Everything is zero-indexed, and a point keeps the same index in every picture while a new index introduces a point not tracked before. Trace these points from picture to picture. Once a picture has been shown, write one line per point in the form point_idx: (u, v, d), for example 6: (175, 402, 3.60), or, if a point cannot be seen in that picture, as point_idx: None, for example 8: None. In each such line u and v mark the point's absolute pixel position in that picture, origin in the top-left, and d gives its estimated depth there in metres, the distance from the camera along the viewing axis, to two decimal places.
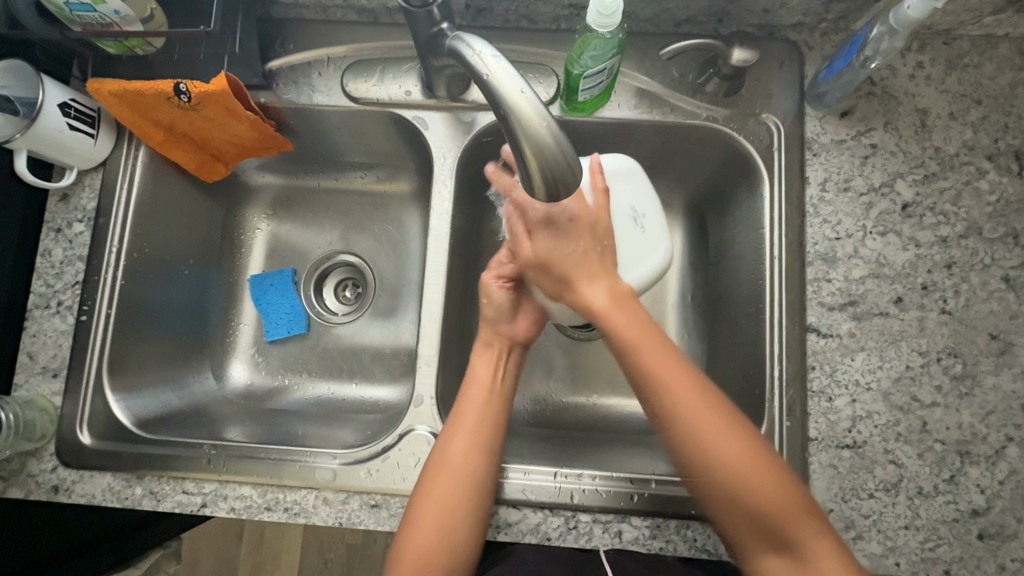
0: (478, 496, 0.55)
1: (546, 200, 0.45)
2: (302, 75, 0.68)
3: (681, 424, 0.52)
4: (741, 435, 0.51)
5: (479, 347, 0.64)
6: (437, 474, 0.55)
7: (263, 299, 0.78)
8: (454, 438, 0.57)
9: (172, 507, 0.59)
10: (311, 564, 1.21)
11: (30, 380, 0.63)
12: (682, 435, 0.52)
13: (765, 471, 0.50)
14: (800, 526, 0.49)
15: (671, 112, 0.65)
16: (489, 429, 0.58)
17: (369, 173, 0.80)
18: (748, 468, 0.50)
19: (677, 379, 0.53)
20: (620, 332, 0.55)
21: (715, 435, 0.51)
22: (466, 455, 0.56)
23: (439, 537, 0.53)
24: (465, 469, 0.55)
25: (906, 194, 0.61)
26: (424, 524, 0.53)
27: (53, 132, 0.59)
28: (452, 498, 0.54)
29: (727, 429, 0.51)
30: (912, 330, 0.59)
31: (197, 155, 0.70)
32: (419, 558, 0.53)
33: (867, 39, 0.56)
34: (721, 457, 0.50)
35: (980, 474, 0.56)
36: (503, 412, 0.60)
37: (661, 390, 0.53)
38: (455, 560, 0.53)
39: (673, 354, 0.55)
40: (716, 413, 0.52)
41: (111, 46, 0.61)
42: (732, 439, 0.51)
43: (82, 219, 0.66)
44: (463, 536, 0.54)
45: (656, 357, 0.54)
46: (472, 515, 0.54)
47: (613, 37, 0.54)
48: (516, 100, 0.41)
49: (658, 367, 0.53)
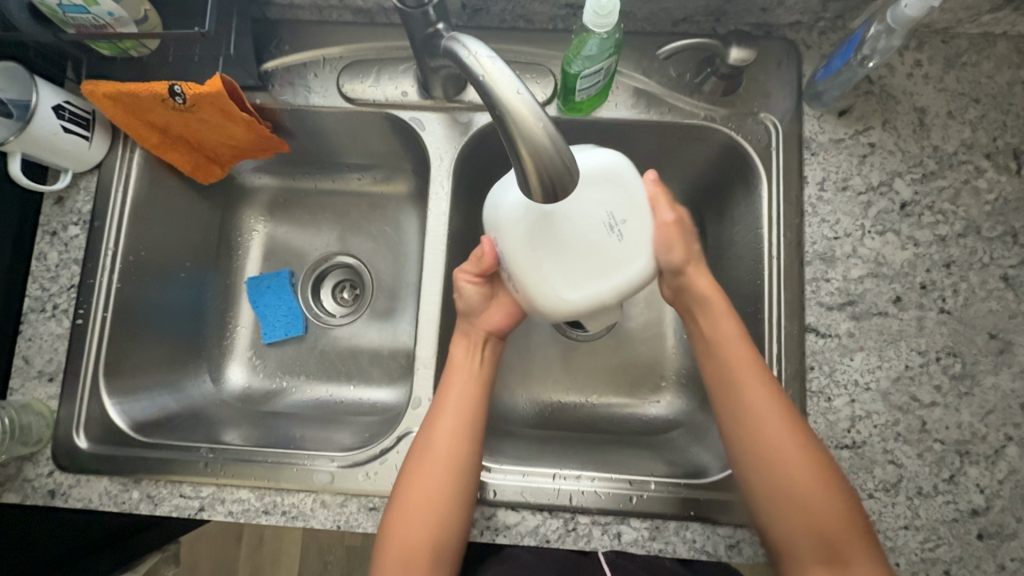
0: (461, 480, 0.55)
1: (543, 202, 0.44)
2: (298, 77, 0.67)
3: (754, 429, 0.53)
4: (811, 448, 0.52)
5: (457, 336, 0.63)
6: (418, 459, 0.55)
7: (260, 301, 0.78)
8: (434, 424, 0.57)
9: (169, 511, 0.59)
10: (311, 566, 1.21)
11: (26, 384, 0.62)
12: (754, 440, 0.53)
13: (828, 487, 0.51)
14: (852, 542, 0.49)
15: (669, 112, 0.65)
16: (469, 415, 0.57)
17: (366, 175, 0.80)
18: (814, 481, 0.51)
19: (750, 383, 0.54)
20: (716, 322, 0.58)
21: (785, 443, 0.52)
22: (446, 456, 0.55)
23: (423, 518, 0.53)
24: (443, 455, 0.55)
25: (905, 193, 0.61)
26: (406, 506, 0.54)
27: (48, 134, 0.59)
28: (433, 500, 0.53)
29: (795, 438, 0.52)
30: (911, 330, 0.59)
31: (193, 157, 0.69)
32: (405, 540, 0.53)
33: (865, 38, 0.55)
34: (789, 466, 0.51)
35: (979, 474, 0.56)
36: (483, 397, 0.59)
37: (737, 391, 0.55)
38: (442, 546, 0.53)
39: (757, 358, 0.56)
40: (791, 422, 0.53)
41: (105, 48, 0.61)
42: (800, 451, 0.52)
43: (77, 222, 0.66)
44: (449, 519, 0.54)
45: (737, 356, 0.56)
46: (455, 498, 0.54)
47: (610, 37, 0.54)
48: (512, 101, 0.41)
49: (738, 367, 0.55)
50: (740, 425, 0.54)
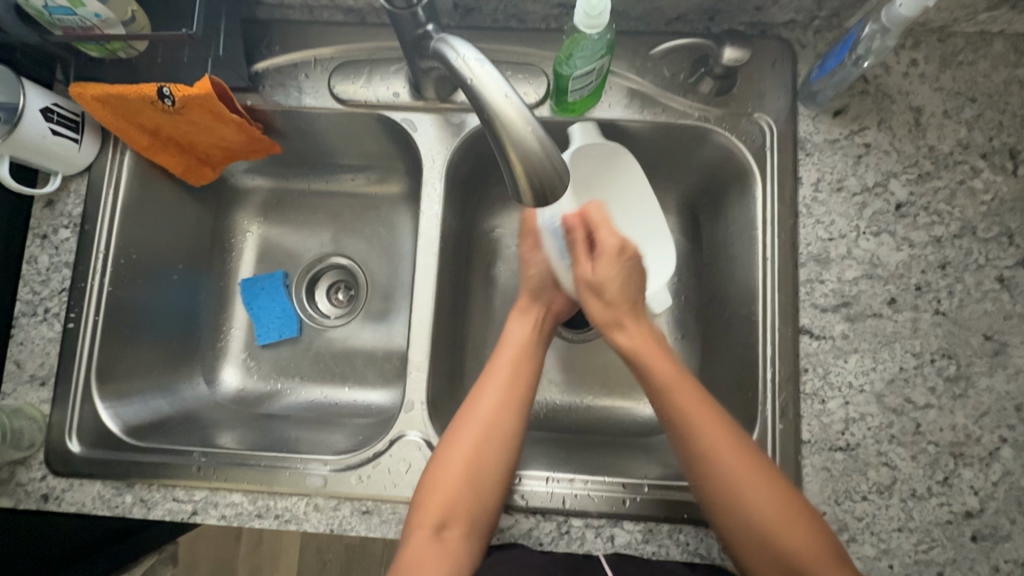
0: (502, 448, 0.56)
1: (533, 205, 0.44)
2: (289, 78, 0.67)
3: (721, 486, 0.52)
4: (776, 485, 0.51)
5: (519, 310, 0.65)
6: (464, 423, 0.57)
7: (254, 303, 0.78)
8: (482, 392, 0.59)
9: (163, 515, 0.59)
10: (310, 564, 1.21)
11: (19, 388, 0.62)
12: (718, 484, 0.53)
13: (799, 521, 0.50)
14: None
15: (663, 112, 0.65)
16: (518, 386, 0.60)
17: (360, 175, 0.80)
18: (784, 517, 0.50)
19: (710, 425, 0.54)
20: (655, 370, 0.58)
21: (746, 480, 0.51)
22: (479, 443, 0.56)
23: (463, 480, 0.54)
24: (493, 422, 0.57)
25: (900, 193, 0.60)
26: (449, 469, 0.55)
27: (36, 137, 0.58)
28: (462, 485, 0.54)
29: (758, 477, 0.52)
30: (905, 332, 0.58)
31: (184, 159, 0.69)
32: (443, 502, 0.54)
33: (860, 38, 0.55)
34: (753, 506, 0.51)
35: (973, 476, 0.56)
36: (533, 371, 0.61)
37: (694, 433, 0.54)
38: (477, 512, 0.54)
39: (706, 401, 0.56)
40: (754, 459, 0.52)
41: (93, 50, 0.60)
42: (765, 487, 0.51)
43: (68, 225, 0.65)
44: (485, 487, 0.55)
45: (687, 398, 0.56)
46: (495, 464, 0.56)
47: (602, 38, 0.53)
48: (500, 104, 0.40)
49: (689, 409, 0.55)
50: (705, 467, 0.53)
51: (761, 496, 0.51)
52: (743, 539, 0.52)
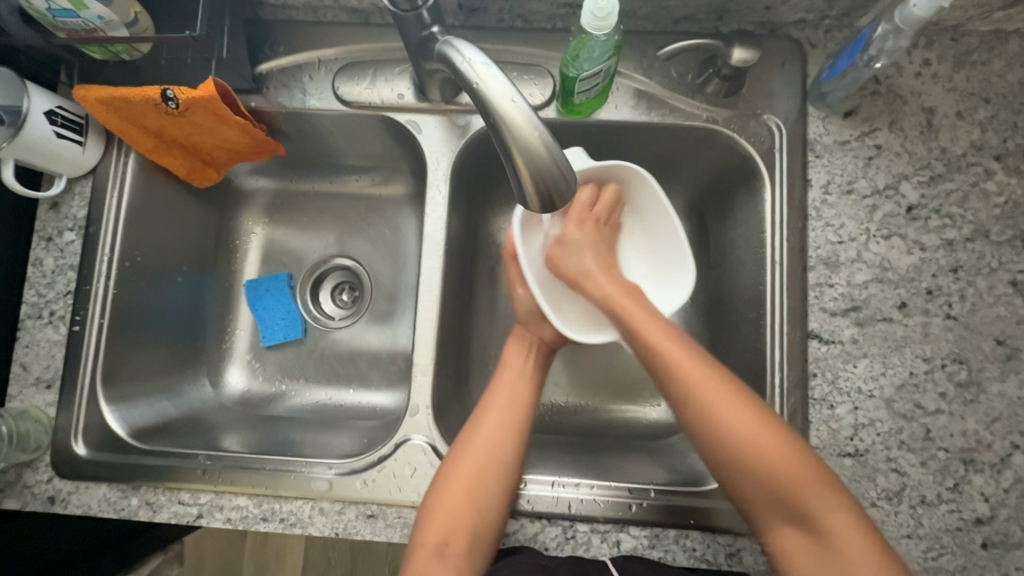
0: (507, 463, 0.57)
1: (541, 211, 0.43)
2: (293, 79, 0.66)
3: (703, 415, 0.52)
4: (759, 417, 0.51)
5: (516, 341, 0.66)
6: (469, 441, 0.57)
7: (258, 304, 0.78)
8: (487, 409, 0.60)
9: (168, 518, 0.59)
10: (315, 563, 1.21)
11: (25, 391, 0.62)
12: (696, 419, 0.52)
13: (782, 442, 0.50)
14: (819, 500, 0.48)
15: (670, 114, 0.64)
16: (523, 405, 0.61)
17: (365, 176, 0.79)
18: (767, 440, 0.50)
19: (684, 359, 0.54)
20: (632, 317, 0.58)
21: (721, 406, 0.51)
22: (483, 462, 0.56)
23: (469, 499, 0.54)
24: (496, 441, 0.57)
25: (911, 196, 0.59)
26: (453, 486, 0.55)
27: (40, 141, 0.58)
28: (467, 504, 0.54)
29: (735, 402, 0.51)
30: (916, 336, 0.57)
31: (188, 161, 0.68)
32: (447, 518, 0.54)
33: (872, 38, 0.54)
34: (733, 433, 0.51)
35: (984, 482, 0.55)
36: (534, 393, 0.62)
37: (667, 370, 0.54)
38: (482, 528, 0.54)
39: (676, 334, 0.56)
40: (730, 386, 0.52)
41: (97, 52, 0.60)
42: (744, 414, 0.51)
43: (73, 227, 0.65)
44: (490, 504, 0.55)
45: (659, 339, 0.55)
46: (499, 481, 0.56)
47: (610, 39, 0.53)
48: (507, 109, 0.40)
49: (662, 346, 0.55)
50: (683, 399, 0.53)
51: (738, 420, 0.51)
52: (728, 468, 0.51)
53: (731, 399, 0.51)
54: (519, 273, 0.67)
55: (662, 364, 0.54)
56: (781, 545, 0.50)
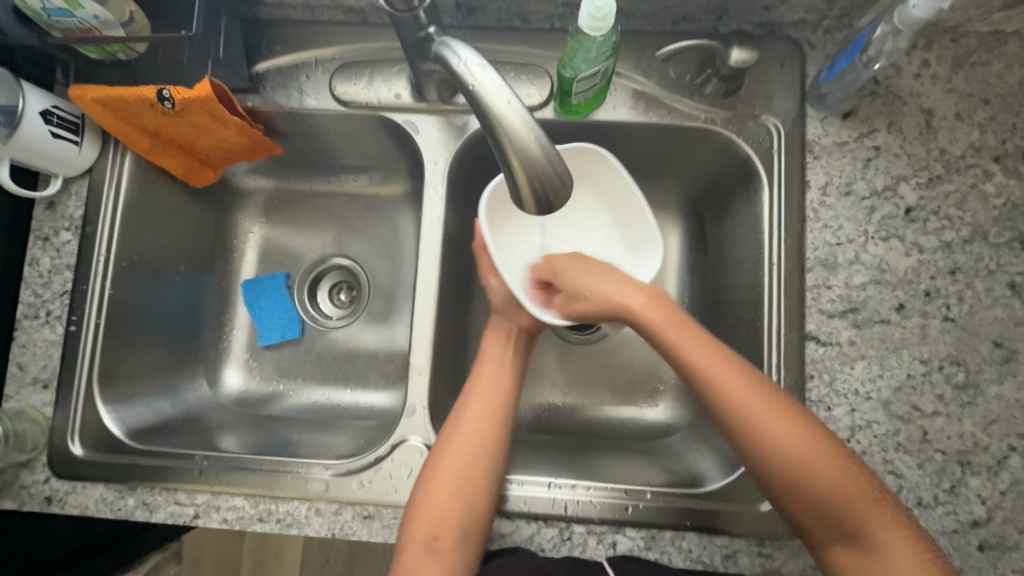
0: (491, 458, 0.56)
1: (537, 212, 0.43)
2: (290, 79, 0.66)
3: (750, 429, 0.51)
4: (806, 432, 0.50)
5: (494, 330, 0.66)
6: (453, 435, 0.57)
7: (256, 304, 0.77)
8: (469, 403, 0.60)
9: (165, 518, 0.59)
10: (314, 562, 1.21)
11: (21, 391, 0.62)
12: (742, 434, 0.52)
13: (829, 455, 0.50)
14: (870, 515, 0.48)
15: (668, 114, 0.64)
16: (502, 397, 0.60)
17: (362, 176, 0.79)
18: (818, 458, 0.49)
19: (732, 378, 0.53)
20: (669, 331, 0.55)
21: (767, 421, 0.51)
22: (467, 457, 0.56)
23: (456, 496, 0.54)
24: (480, 434, 0.57)
25: (910, 197, 0.59)
26: (439, 480, 0.55)
27: (36, 140, 0.58)
28: (453, 500, 0.54)
29: (782, 417, 0.51)
30: (914, 338, 0.57)
31: (185, 160, 0.68)
32: (435, 515, 0.54)
33: (871, 39, 0.54)
34: (783, 451, 0.50)
35: (981, 484, 0.55)
36: (515, 383, 0.62)
37: (711, 386, 0.53)
38: (472, 522, 0.54)
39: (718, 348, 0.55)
40: (776, 401, 0.52)
41: (93, 51, 0.60)
42: (796, 432, 0.50)
43: (69, 227, 0.65)
44: (478, 497, 0.55)
45: (704, 357, 0.54)
46: (485, 472, 0.56)
47: (608, 40, 0.53)
48: (502, 110, 0.40)
49: (704, 364, 0.53)
50: (732, 417, 0.52)
51: (787, 433, 0.50)
52: (778, 488, 0.51)
53: (778, 414, 0.51)
54: (491, 263, 0.66)
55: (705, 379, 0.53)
56: (834, 562, 0.49)
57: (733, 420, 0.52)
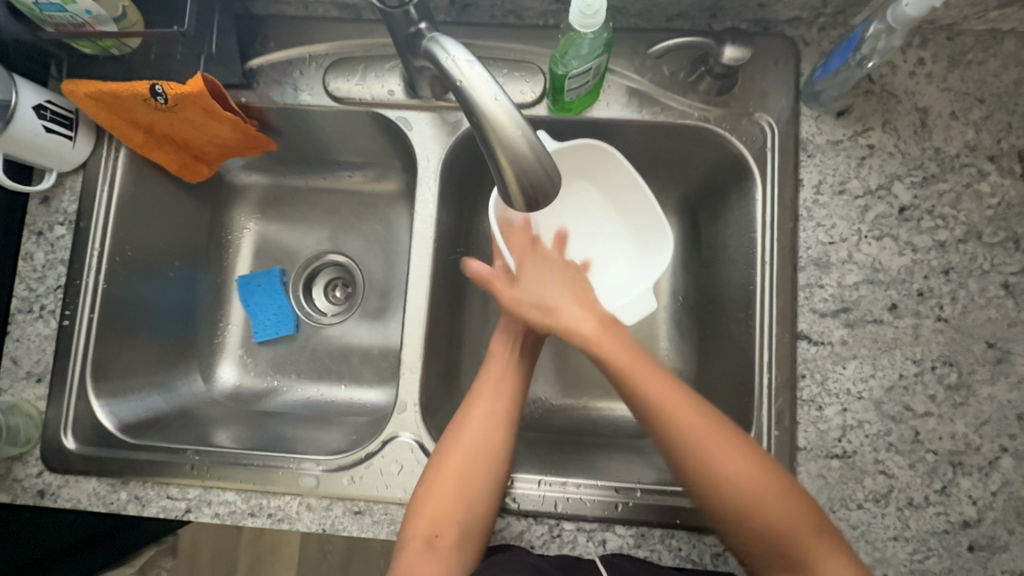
0: (495, 456, 0.56)
1: (525, 211, 0.43)
2: (284, 75, 0.66)
3: (691, 460, 0.51)
4: (751, 462, 0.50)
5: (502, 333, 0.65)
6: (456, 439, 0.57)
7: (251, 300, 0.78)
8: (476, 403, 0.60)
9: (157, 513, 0.59)
10: (310, 556, 1.22)
11: (15, 385, 0.63)
12: (686, 463, 0.52)
13: (775, 488, 0.49)
14: (813, 549, 0.48)
15: (662, 112, 0.64)
16: (507, 397, 0.60)
17: (357, 173, 0.79)
18: (767, 496, 0.49)
19: (685, 411, 0.52)
20: (615, 357, 0.56)
21: (712, 452, 0.51)
22: (469, 456, 0.56)
23: (457, 495, 0.54)
24: (483, 440, 0.57)
25: (904, 197, 0.59)
26: (440, 486, 0.55)
27: (29, 135, 0.58)
28: (457, 501, 0.54)
29: (726, 446, 0.51)
30: (906, 338, 0.57)
31: (179, 156, 0.68)
32: (437, 511, 0.54)
33: (864, 37, 0.53)
34: (733, 486, 0.50)
35: (972, 485, 0.55)
36: (519, 388, 0.61)
37: (655, 414, 0.53)
38: (471, 523, 0.54)
39: (664, 374, 0.55)
40: (720, 430, 0.52)
41: (86, 46, 0.60)
42: (745, 468, 0.50)
43: (63, 222, 0.65)
44: (478, 501, 0.55)
45: (658, 389, 0.54)
46: (488, 478, 0.55)
47: (599, 36, 0.53)
48: (490, 108, 0.40)
49: (657, 397, 0.53)
50: (683, 453, 0.52)
51: (729, 464, 0.50)
52: (727, 522, 0.51)
53: (721, 443, 0.51)
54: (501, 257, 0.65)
55: (648, 406, 0.54)
56: None
57: (676, 450, 0.52)
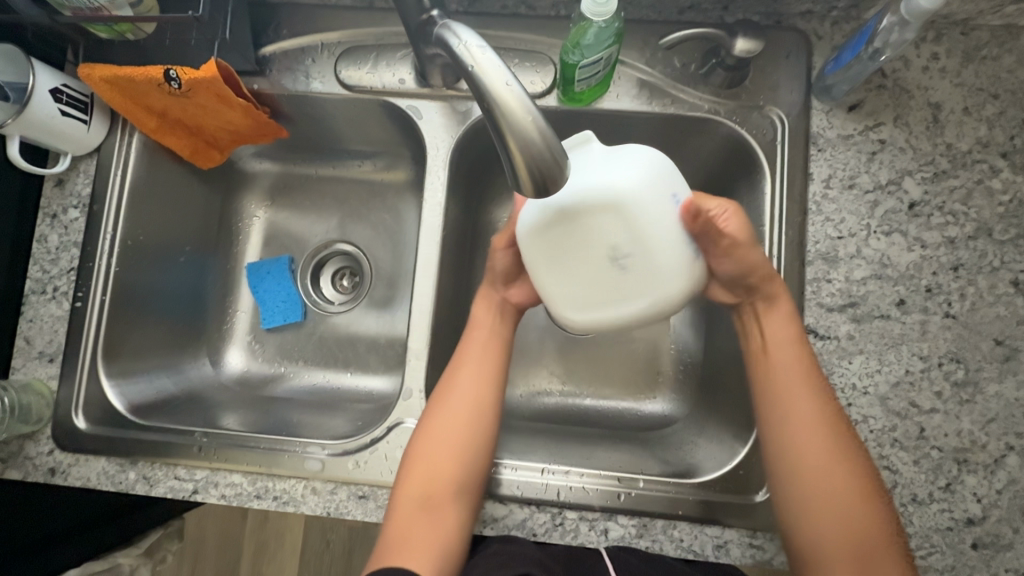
0: (482, 424, 0.57)
1: (534, 197, 0.43)
2: (297, 62, 0.67)
3: (792, 448, 0.52)
4: (849, 465, 0.51)
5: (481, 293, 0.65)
6: (450, 391, 0.58)
7: (259, 287, 0.78)
8: (463, 368, 0.60)
9: (165, 493, 0.60)
10: (314, 544, 1.23)
11: (28, 364, 0.64)
12: (779, 450, 0.53)
13: (862, 493, 0.50)
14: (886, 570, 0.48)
15: (672, 104, 0.64)
16: (493, 365, 0.60)
17: (367, 162, 0.80)
18: (846, 489, 0.50)
19: (801, 398, 0.53)
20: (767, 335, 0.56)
21: (819, 444, 0.52)
22: (461, 421, 0.57)
23: (449, 458, 0.55)
24: (477, 394, 0.58)
25: (914, 192, 0.59)
26: (433, 436, 0.56)
27: (46, 118, 0.59)
28: (449, 464, 0.55)
29: (836, 444, 0.51)
30: (913, 334, 0.57)
31: (192, 141, 0.69)
32: (427, 475, 0.54)
33: (877, 30, 0.53)
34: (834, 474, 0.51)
35: (977, 483, 0.55)
36: (505, 355, 0.62)
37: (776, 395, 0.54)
38: (466, 479, 0.55)
39: (805, 357, 0.55)
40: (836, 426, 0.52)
41: (103, 31, 0.61)
42: (844, 462, 0.51)
43: (77, 205, 0.66)
44: (473, 457, 0.56)
45: (791, 368, 0.54)
46: (482, 436, 0.57)
47: (610, 26, 0.52)
48: (501, 92, 0.40)
49: (786, 379, 0.54)
50: (793, 441, 0.52)
51: (831, 466, 0.51)
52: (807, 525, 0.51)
53: (832, 440, 0.51)
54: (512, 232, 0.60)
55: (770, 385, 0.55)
56: None
57: (787, 442, 0.53)
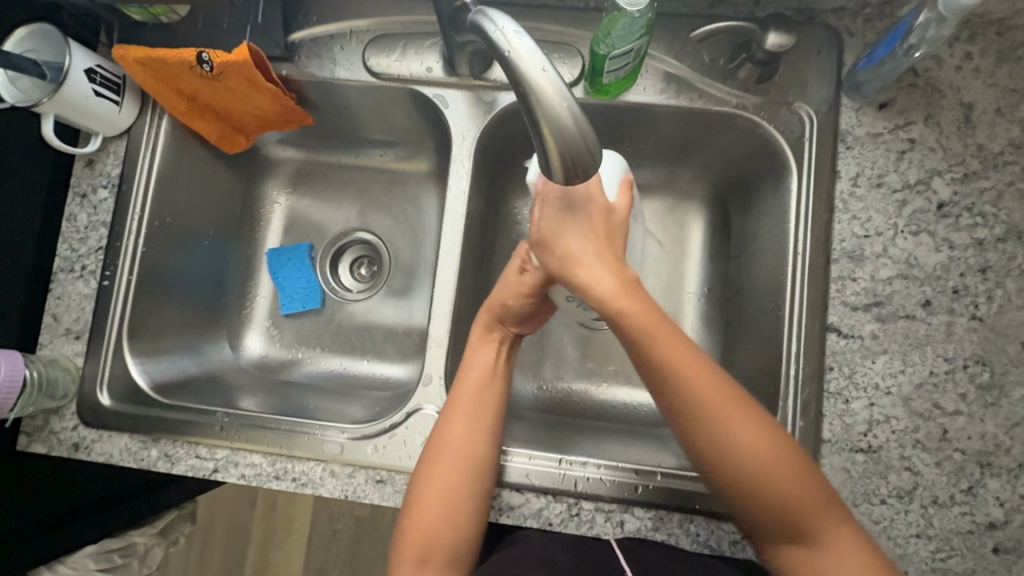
0: (479, 477, 0.54)
1: (564, 183, 0.43)
2: (324, 48, 0.67)
3: (732, 482, 0.48)
4: (800, 492, 0.47)
5: (483, 330, 0.61)
6: (444, 448, 0.55)
7: (280, 272, 0.79)
8: (456, 418, 0.56)
9: (185, 471, 0.61)
10: (321, 533, 1.23)
11: (55, 340, 0.64)
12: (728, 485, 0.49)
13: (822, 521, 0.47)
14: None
15: (700, 98, 0.63)
16: (489, 412, 0.56)
17: (389, 151, 0.80)
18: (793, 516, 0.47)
19: (734, 423, 0.48)
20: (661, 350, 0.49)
21: (749, 470, 0.47)
22: (452, 479, 0.53)
23: (440, 518, 0.52)
24: (468, 449, 0.54)
25: (943, 192, 0.58)
26: (426, 507, 0.53)
27: (80, 97, 0.60)
28: (439, 524, 0.52)
29: (770, 477, 0.47)
30: (939, 335, 0.56)
31: (219, 126, 0.70)
32: (423, 538, 0.52)
33: (913, 27, 0.53)
34: (742, 454, 0.47)
35: (999, 487, 0.54)
36: (504, 394, 0.58)
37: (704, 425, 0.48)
38: (463, 537, 0.53)
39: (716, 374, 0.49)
40: (766, 451, 0.47)
41: (136, 13, 0.64)
42: (755, 441, 0.47)
43: (106, 185, 0.67)
44: (466, 522, 0.53)
45: (678, 353, 0.49)
46: (473, 488, 0.54)
47: (642, 16, 0.52)
48: (537, 79, 0.40)
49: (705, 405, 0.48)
50: (725, 474, 0.48)
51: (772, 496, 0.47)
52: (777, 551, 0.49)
53: (765, 470, 0.47)
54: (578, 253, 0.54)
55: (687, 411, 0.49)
56: None
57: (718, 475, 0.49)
